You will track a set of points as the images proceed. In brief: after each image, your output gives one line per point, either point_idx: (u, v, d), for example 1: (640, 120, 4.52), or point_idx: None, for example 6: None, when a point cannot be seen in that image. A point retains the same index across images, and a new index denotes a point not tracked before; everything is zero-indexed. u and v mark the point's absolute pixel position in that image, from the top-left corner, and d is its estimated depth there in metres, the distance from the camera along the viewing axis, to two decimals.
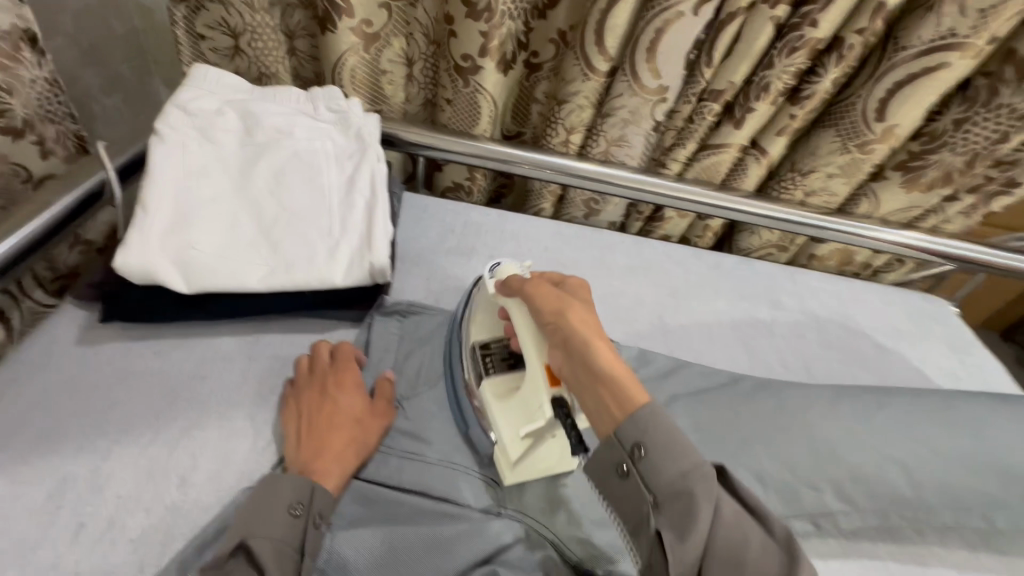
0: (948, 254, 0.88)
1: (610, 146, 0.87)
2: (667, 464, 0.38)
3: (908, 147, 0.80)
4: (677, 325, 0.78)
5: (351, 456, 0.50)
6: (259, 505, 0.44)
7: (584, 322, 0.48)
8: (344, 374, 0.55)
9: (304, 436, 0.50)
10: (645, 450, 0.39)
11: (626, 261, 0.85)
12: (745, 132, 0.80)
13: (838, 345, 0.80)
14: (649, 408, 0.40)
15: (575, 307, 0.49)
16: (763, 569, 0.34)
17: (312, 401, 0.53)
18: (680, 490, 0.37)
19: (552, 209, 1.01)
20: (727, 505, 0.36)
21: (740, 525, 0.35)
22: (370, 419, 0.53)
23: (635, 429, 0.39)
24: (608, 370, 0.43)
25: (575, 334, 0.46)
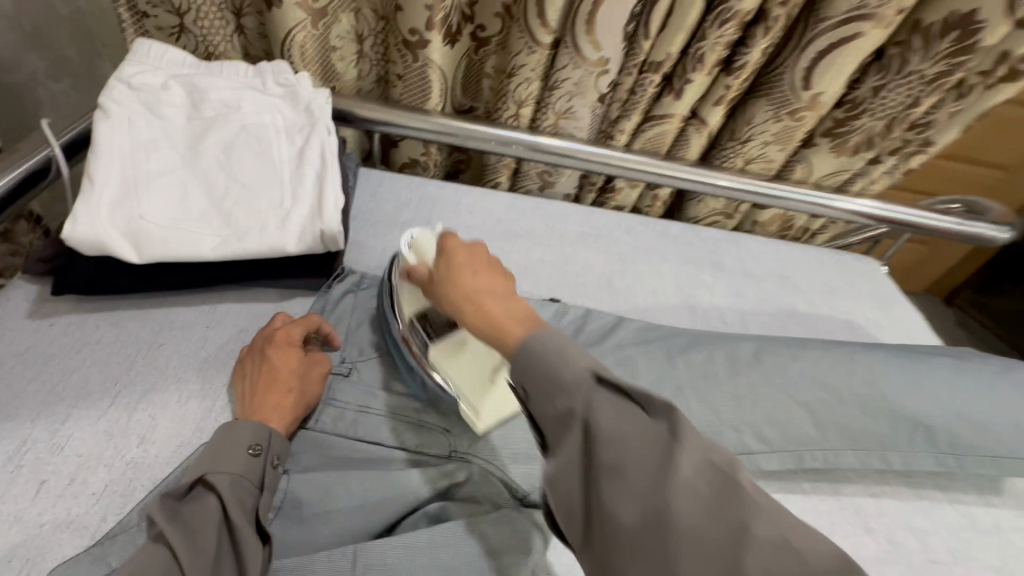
0: (874, 215, 0.95)
1: (559, 119, 0.90)
2: (559, 411, 0.36)
3: (835, 114, 0.85)
4: (624, 286, 0.82)
5: (289, 407, 0.52)
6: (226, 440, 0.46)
7: (470, 282, 0.45)
8: (285, 331, 0.56)
9: (246, 396, 0.53)
10: (525, 390, 0.39)
11: (576, 230, 0.89)
12: (683, 103, 0.84)
13: (772, 300, 0.86)
14: (531, 343, 0.39)
15: (451, 277, 0.46)
16: (646, 459, 0.33)
17: (256, 361, 0.55)
18: (563, 410, 0.36)
19: (508, 182, 1.04)
20: (603, 411, 0.35)
21: (575, 372, 0.37)
22: (312, 372, 0.54)
23: (516, 372, 0.39)
24: (489, 329, 0.43)
25: (462, 299, 0.45)
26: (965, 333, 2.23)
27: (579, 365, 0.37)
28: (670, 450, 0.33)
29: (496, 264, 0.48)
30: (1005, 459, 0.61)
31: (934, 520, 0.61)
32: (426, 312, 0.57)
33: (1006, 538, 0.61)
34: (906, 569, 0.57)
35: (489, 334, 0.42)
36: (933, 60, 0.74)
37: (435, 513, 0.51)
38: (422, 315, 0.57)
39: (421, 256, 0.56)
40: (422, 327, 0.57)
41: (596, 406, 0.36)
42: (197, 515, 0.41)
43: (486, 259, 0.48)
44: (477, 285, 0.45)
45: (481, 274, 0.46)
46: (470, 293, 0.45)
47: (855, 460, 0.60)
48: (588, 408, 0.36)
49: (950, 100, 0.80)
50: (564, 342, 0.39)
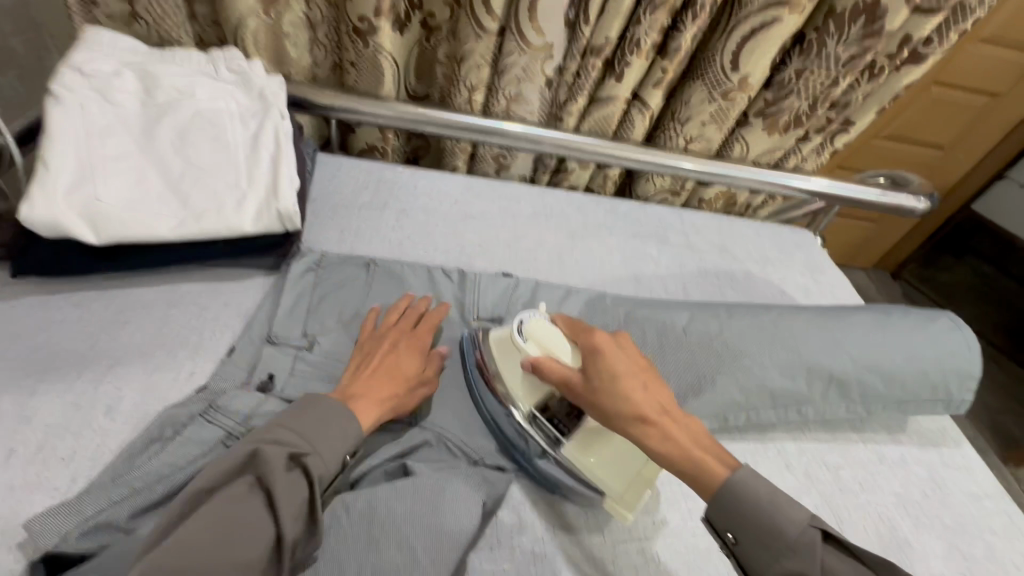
0: (806, 189, 1.02)
1: (510, 103, 0.94)
2: (734, 511, 0.48)
3: (765, 95, 0.92)
4: (574, 260, 0.87)
5: (383, 406, 0.56)
6: (306, 416, 0.50)
7: (645, 405, 0.52)
8: (407, 336, 0.63)
9: (359, 377, 0.58)
10: (735, 536, 0.49)
11: (530, 209, 0.94)
12: (625, 85, 0.89)
13: (713, 270, 0.93)
14: (738, 479, 0.49)
15: (620, 390, 0.53)
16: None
17: (368, 351, 0.61)
18: (733, 487, 0.49)
19: (466, 166, 1.08)
20: (828, 558, 0.45)
21: (799, 530, 0.46)
22: (414, 388, 0.60)
23: (723, 517, 0.49)
24: (672, 458, 0.51)
25: (638, 425, 0.52)
26: (910, 304, 2.37)
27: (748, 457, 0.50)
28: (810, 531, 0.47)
29: (643, 368, 0.56)
30: (906, 399, 0.69)
31: (846, 457, 0.69)
32: (547, 401, 0.59)
33: (908, 468, 0.69)
34: (820, 497, 0.64)
35: (671, 459, 0.51)
36: (846, 43, 0.81)
37: (393, 469, 0.57)
38: (543, 406, 0.59)
39: (551, 349, 0.58)
40: (547, 418, 0.59)
41: (755, 484, 0.49)
42: (294, 486, 0.45)
43: (632, 359, 0.56)
44: (641, 402, 0.52)
45: (648, 389, 0.54)
46: (646, 417, 0.52)
47: (776, 405, 0.67)
48: (753, 485, 0.49)
49: (864, 79, 0.88)
50: (771, 489, 0.49)
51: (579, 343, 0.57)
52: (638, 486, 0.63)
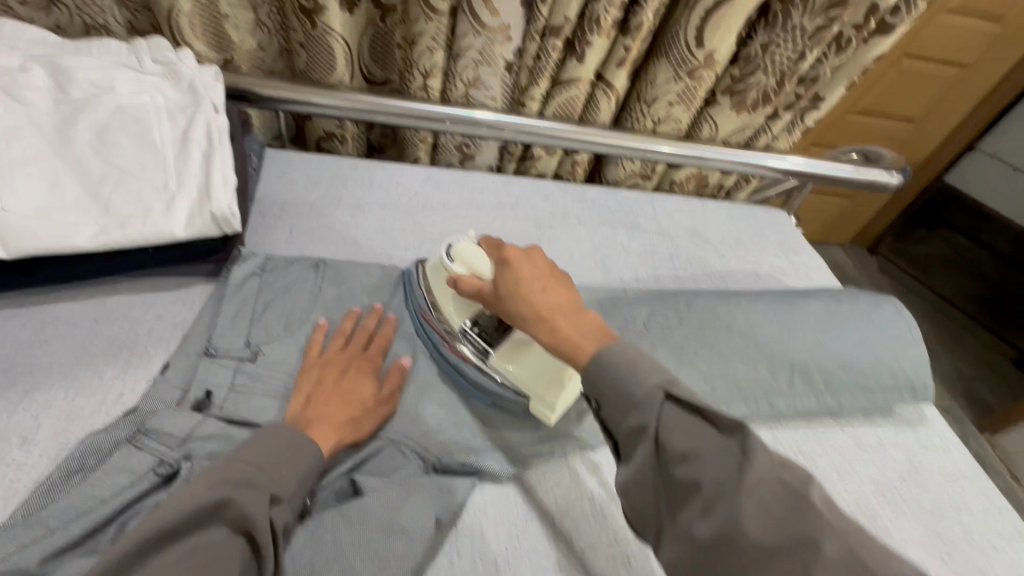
0: (779, 169, 0.99)
1: (469, 89, 0.89)
2: (607, 384, 0.44)
3: (732, 72, 0.89)
4: (540, 251, 0.83)
5: (341, 431, 0.53)
6: (261, 449, 0.46)
7: (532, 299, 0.52)
8: (359, 355, 0.60)
9: (309, 403, 0.54)
10: (601, 399, 0.45)
11: (494, 200, 0.89)
12: (588, 66, 0.85)
13: (685, 256, 0.90)
14: (615, 351, 0.46)
15: (518, 285, 0.53)
16: (698, 480, 0.39)
17: (316, 373, 0.57)
18: (636, 425, 0.42)
19: (428, 157, 1.03)
20: (685, 433, 0.41)
21: (652, 389, 0.43)
22: (372, 410, 0.56)
23: (591, 382, 0.46)
24: (555, 340, 0.49)
25: (529, 315, 0.51)
26: (887, 278, 2.39)
27: (649, 383, 0.43)
28: (737, 465, 0.39)
29: (552, 275, 0.55)
30: (879, 382, 0.67)
31: (823, 445, 0.67)
32: (477, 317, 0.62)
33: (885, 453, 0.67)
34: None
35: (552, 342, 0.49)
36: (811, 15, 0.78)
37: (343, 488, 0.53)
38: (473, 320, 0.62)
39: (472, 265, 0.61)
40: (476, 331, 0.61)
41: (665, 420, 0.42)
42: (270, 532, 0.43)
43: (540, 266, 0.56)
44: (532, 292, 0.52)
45: (548, 291, 0.53)
46: (541, 312, 0.51)
47: (749, 396, 0.65)
48: (660, 421, 0.42)
49: (831, 54, 0.85)
50: (636, 354, 0.45)
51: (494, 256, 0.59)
52: (609, 486, 0.60)
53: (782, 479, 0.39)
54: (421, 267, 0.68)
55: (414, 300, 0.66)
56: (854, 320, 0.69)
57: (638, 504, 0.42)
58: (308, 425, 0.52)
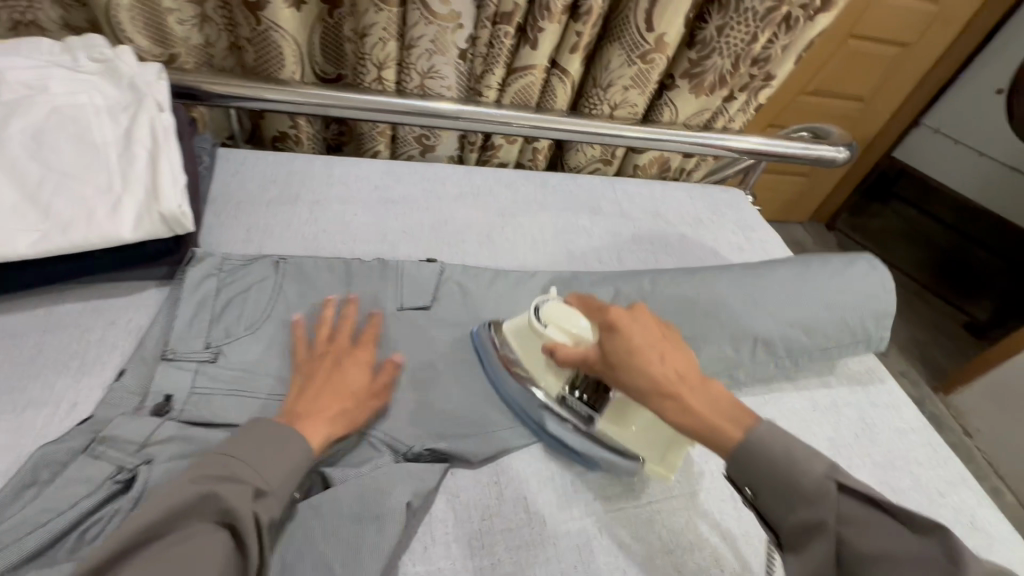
0: (734, 148, 1.02)
1: (425, 79, 0.89)
2: (761, 475, 0.45)
3: (689, 55, 0.90)
4: (504, 238, 0.84)
5: (332, 425, 0.52)
6: (247, 442, 0.46)
7: (654, 373, 0.49)
8: (346, 347, 0.59)
9: (296, 395, 0.53)
10: (751, 490, 0.45)
11: (456, 190, 0.90)
12: (541, 53, 0.86)
13: (646, 237, 0.92)
14: (755, 437, 0.45)
15: (631, 357, 0.50)
16: (872, 571, 0.41)
17: (304, 368, 0.56)
18: (808, 520, 0.43)
19: (388, 150, 1.02)
20: (863, 533, 0.41)
21: (815, 481, 0.43)
22: (362, 404, 0.55)
23: (743, 471, 0.45)
24: (693, 425, 0.47)
25: (649, 387, 0.49)
26: (845, 251, 2.48)
27: (816, 473, 0.43)
28: (945, 568, 0.39)
29: (667, 341, 0.52)
30: (830, 346, 0.71)
31: (782, 410, 0.70)
32: (573, 380, 0.60)
33: (839, 413, 0.71)
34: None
35: (688, 425, 0.47)
36: None
37: (312, 482, 0.53)
38: (570, 385, 0.60)
39: (563, 330, 0.58)
40: (575, 397, 0.60)
41: (845, 515, 0.42)
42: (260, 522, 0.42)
43: (651, 329, 0.53)
44: (653, 363, 0.50)
45: (666, 361, 0.50)
46: (668, 390, 0.49)
47: (711, 368, 0.67)
48: (838, 516, 0.42)
49: (781, 33, 0.88)
50: (787, 443, 0.45)
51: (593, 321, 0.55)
52: (581, 464, 0.60)
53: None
54: (495, 327, 0.65)
55: (493, 365, 0.63)
56: (806, 290, 0.72)
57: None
58: (296, 420, 0.50)
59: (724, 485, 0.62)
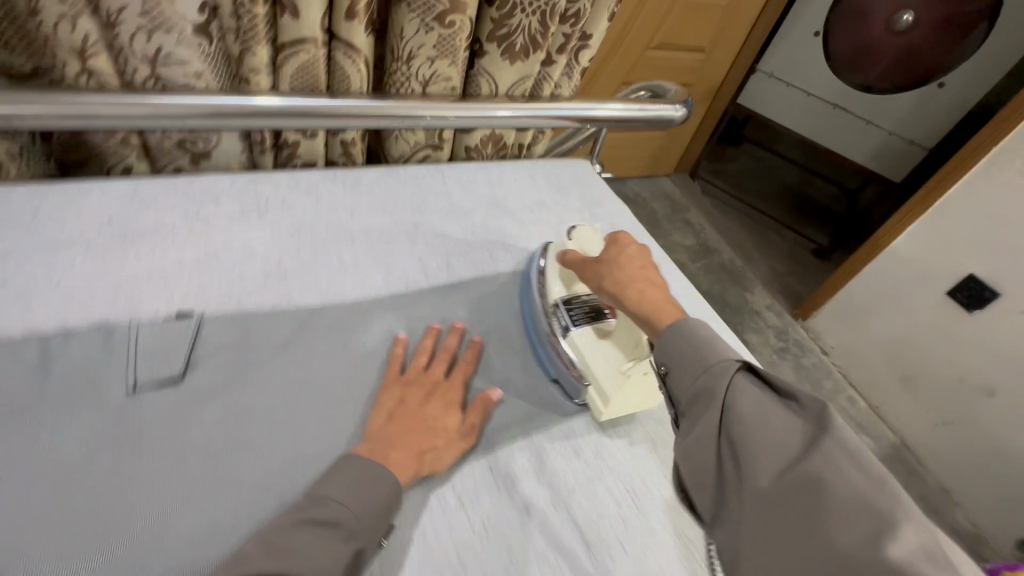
0: (568, 117, 0.93)
1: (156, 67, 0.66)
2: (675, 353, 0.51)
3: (490, 14, 0.77)
4: (301, 264, 0.67)
5: (419, 462, 0.53)
6: (343, 478, 0.48)
7: (630, 275, 0.60)
8: (443, 381, 0.60)
9: (391, 422, 0.55)
10: (666, 367, 0.51)
11: (234, 208, 0.70)
12: (309, 22, 0.68)
13: (482, 232, 0.80)
14: (698, 326, 0.52)
15: (619, 267, 0.61)
16: (759, 441, 0.44)
17: (399, 395, 0.57)
18: (698, 391, 0.48)
19: (146, 164, 0.79)
20: (753, 405, 0.45)
21: (725, 364, 0.48)
22: (455, 439, 0.56)
23: (664, 351, 0.52)
24: (641, 308, 0.57)
25: (617, 287, 0.60)
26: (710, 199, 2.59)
27: (726, 358, 0.49)
28: (818, 437, 0.42)
29: (649, 265, 0.62)
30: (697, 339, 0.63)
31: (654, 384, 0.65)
32: (573, 297, 0.68)
33: None
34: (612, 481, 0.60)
35: (635, 308, 0.57)
36: None
37: None
38: (567, 301, 0.68)
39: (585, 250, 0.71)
40: (567, 309, 0.67)
41: (739, 386, 0.47)
42: None
43: (646, 256, 0.63)
44: (627, 271, 0.61)
45: (643, 274, 0.60)
46: (632, 285, 0.59)
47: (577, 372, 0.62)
48: (727, 389, 0.47)
49: None
50: (714, 332, 0.51)
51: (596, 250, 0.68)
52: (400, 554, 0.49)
53: (852, 463, 0.40)
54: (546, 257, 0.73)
55: (528, 298, 0.71)
56: None
57: (696, 469, 0.47)
58: (378, 452, 0.52)
59: (571, 531, 0.55)
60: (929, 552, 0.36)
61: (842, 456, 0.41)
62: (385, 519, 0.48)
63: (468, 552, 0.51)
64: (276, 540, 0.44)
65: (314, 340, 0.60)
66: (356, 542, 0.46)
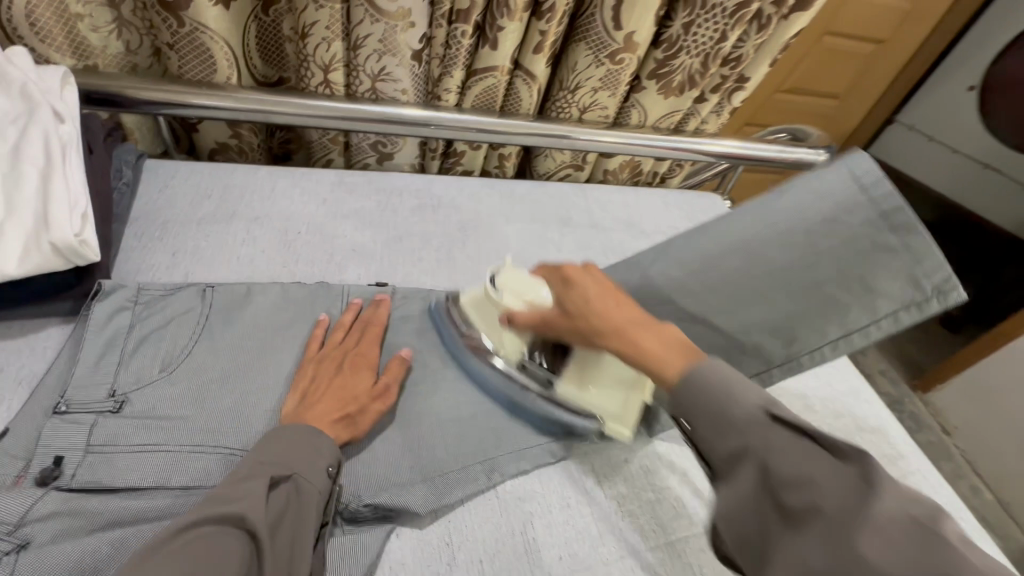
0: (710, 151, 0.97)
1: (376, 82, 0.81)
2: (690, 405, 0.38)
3: (655, 54, 0.85)
4: (466, 255, 0.78)
5: (333, 426, 0.50)
6: (267, 447, 0.46)
7: (607, 314, 0.46)
8: (359, 351, 0.58)
9: (303, 399, 0.52)
10: (690, 424, 0.38)
11: (414, 202, 0.83)
12: (502, 53, 0.80)
13: (619, 249, 0.87)
14: (701, 372, 0.38)
15: (585, 305, 0.47)
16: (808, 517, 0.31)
17: (310, 370, 0.55)
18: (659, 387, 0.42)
19: (342, 159, 0.94)
20: (761, 444, 0.34)
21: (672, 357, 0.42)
22: (368, 404, 0.54)
23: (677, 408, 0.39)
24: (638, 359, 0.42)
25: (607, 330, 0.45)
26: None
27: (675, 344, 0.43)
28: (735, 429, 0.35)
29: (619, 303, 0.47)
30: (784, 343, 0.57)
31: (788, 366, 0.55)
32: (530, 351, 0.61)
33: None
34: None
35: (631, 358, 0.43)
36: None
37: None
38: (520, 364, 0.60)
39: (522, 296, 0.57)
40: (531, 365, 0.60)
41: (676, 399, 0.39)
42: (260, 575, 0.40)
43: (608, 288, 0.48)
44: (617, 318, 0.45)
45: (622, 306, 0.47)
46: (616, 329, 0.45)
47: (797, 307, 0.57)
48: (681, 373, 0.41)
49: (752, 31, 0.83)
50: (726, 375, 0.38)
51: (549, 276, 0.52)
52: (546, 515, 0.53)
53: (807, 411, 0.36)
54: (449, 302, 0.64)
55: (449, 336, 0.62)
56: None
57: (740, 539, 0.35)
58: (298, 414, 0.50)
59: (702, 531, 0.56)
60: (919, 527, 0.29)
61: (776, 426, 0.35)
62: (292, 514, 0.44)
63: (605, 531, 0.54)
64: (218, 491, 0.42)
65: None
66: (283, 495, 0.44)
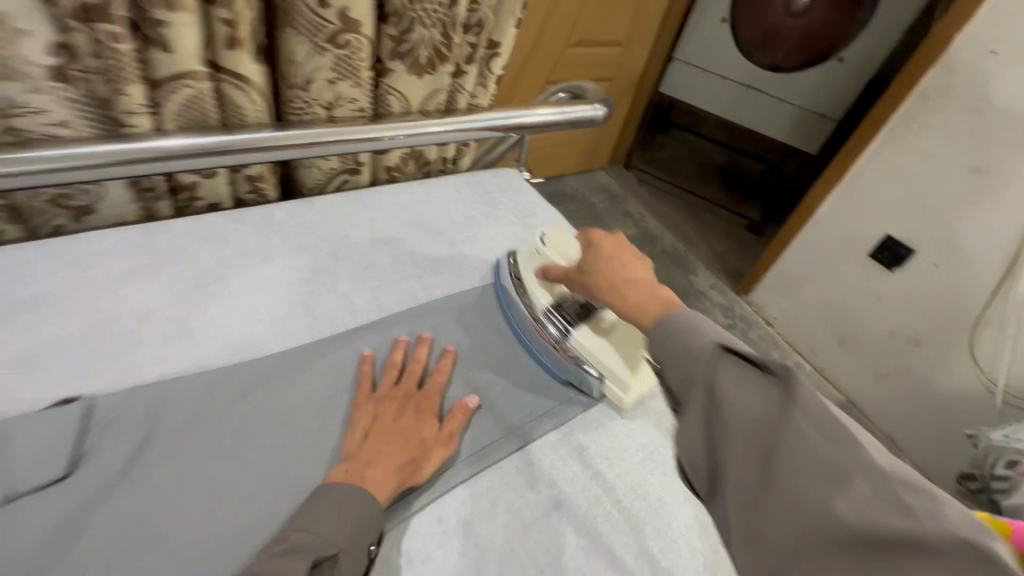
0: (486, 127, 0.90)
1: (6, 119, 0.58)
2: (668, 350, 0.45)
3: (387, 31, 0.74)
4: (208, 320, 0.61)
5: (399, 474, 0.52)
6: (317, 510, 0.48)
7: (629, 273, 0.56)
8: (416, 392, 0.60)
9: (367, 440, 0.54)
10: (680, 364, 0.44)
11: (126, 264, 0.63)
12: (184, 55, 0.62)
13: (409, 258, 0.77)
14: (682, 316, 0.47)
15: (597, 266, 0.59)
16: (767, 407, 0.40)
17: (372, 409, 0.57)
18: (681, 378, 0.43)
19: (19, 228, 0.70)
20: (744, 418, 0.40)
21: (700, 347, 0.43)
22: (432, 449, 0.56)
23: (653, 348, 0.46)
24: (627, 307, 0.53)
25: (616, 281, 0.56)
26: (646, 187, 2.64)
27: (706, 343, 0.43)
28: (786, 405, 0.39)
29: (632, 256, 0.60)
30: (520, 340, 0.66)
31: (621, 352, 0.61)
32: (561, 303, 0.71)
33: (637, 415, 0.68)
34: (571, 508, 0.57)
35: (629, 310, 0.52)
36: None
37: None
38: (557, 304, 0.71)
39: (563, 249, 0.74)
40: (559, 313, 0.70)
41: (659, 340, 0.46)
42: None
43: (621, 246, 0.61)
44: (617, 277, 0.57)
45: (625, 268, 0.58)
46: (616, 285, 0.55)
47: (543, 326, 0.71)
48: (713, 378, 0.42)
49: None
50: (744, 385, 0.41)
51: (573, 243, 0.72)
52: None
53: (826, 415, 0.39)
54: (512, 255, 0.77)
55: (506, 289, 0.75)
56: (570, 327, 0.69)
57: (733, 404, 0.40)
58: (355, 473, 0.51)
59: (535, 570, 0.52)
60: (906, 500, 0.34)
61: (832, 419, 0.38)
62: None
63: None
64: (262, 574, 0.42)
65: (230, 408, 0.54)
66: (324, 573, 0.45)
